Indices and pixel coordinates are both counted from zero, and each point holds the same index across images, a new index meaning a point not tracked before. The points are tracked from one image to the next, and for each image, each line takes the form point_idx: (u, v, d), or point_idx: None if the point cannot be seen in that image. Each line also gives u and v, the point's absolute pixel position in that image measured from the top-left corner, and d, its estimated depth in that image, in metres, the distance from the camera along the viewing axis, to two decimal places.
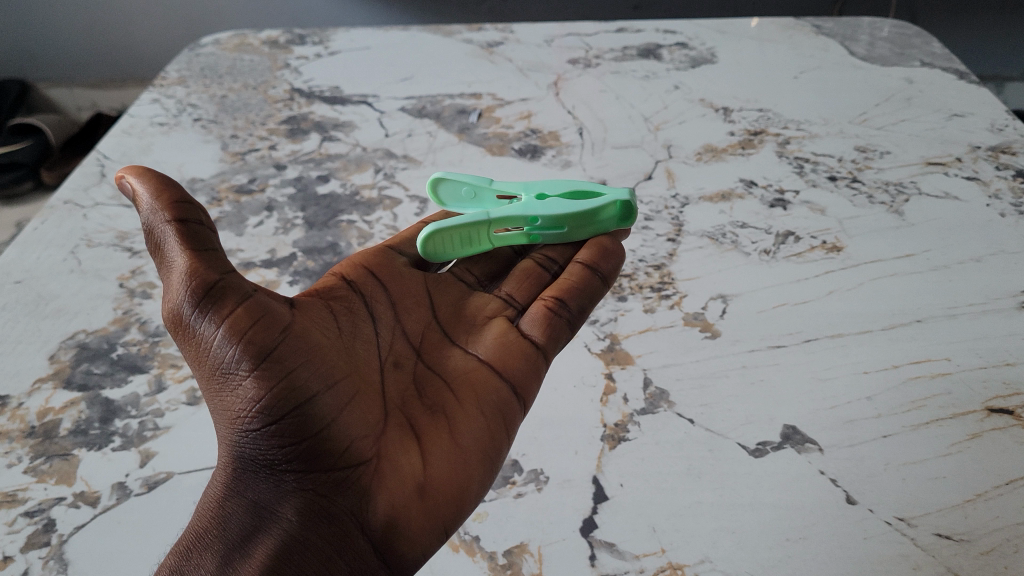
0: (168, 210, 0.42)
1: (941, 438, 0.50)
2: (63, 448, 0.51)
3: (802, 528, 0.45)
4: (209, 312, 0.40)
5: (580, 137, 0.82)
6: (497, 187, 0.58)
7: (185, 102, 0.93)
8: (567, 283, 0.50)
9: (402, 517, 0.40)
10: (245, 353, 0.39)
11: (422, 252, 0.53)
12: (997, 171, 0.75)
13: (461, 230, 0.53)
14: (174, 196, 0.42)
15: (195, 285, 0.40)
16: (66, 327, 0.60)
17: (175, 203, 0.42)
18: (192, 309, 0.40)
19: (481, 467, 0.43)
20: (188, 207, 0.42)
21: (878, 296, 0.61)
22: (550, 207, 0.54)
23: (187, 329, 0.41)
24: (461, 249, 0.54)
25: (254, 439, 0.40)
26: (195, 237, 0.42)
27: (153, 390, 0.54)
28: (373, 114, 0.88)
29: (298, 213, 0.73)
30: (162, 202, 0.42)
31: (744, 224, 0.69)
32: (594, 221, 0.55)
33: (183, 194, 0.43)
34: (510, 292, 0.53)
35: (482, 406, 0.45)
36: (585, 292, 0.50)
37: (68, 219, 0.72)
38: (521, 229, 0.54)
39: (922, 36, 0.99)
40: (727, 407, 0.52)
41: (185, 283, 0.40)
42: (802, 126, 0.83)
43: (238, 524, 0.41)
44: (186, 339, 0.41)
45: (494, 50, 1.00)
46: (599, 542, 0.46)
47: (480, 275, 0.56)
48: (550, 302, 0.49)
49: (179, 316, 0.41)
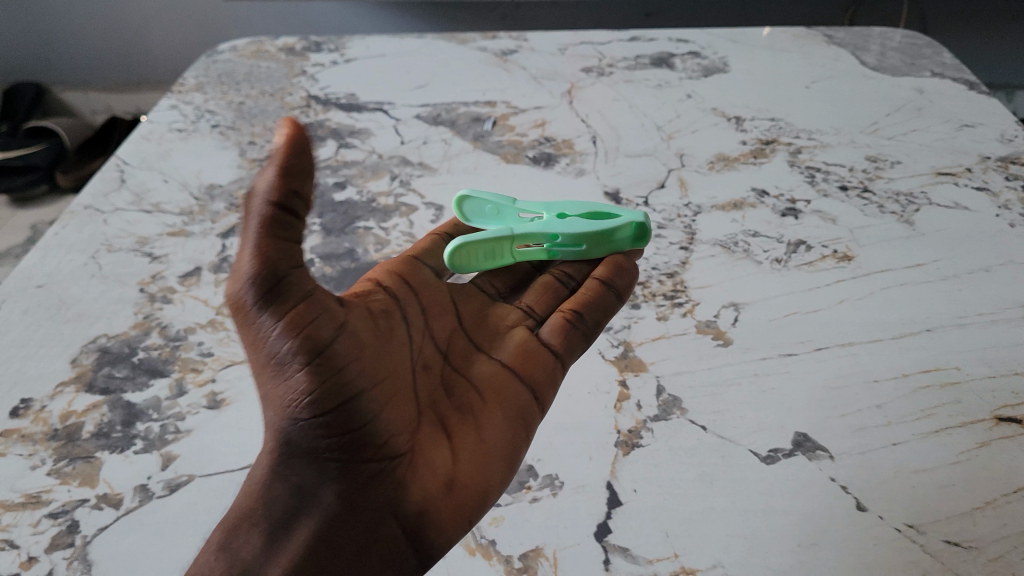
0: (279, 190, 0.38)
1: (951, 446, 0.50)
2: (85, 451, 0.52)
3: (814, 535, 0.46)
4: (272, 304, 0.39)
5: (594, 146, 0.83)
6: (520, 205, 0.59)
7: (203, 108, 0.94)
8: (584, 296, 0.52)
9: (432, 509, 0.42)
10: (301, 347, 0.39)
11: (449, 263, 0.53)
12: (1007, 182, 0.76)
13: (488, 244, 0.53)
14: (293, 181, 0.39)
15: (268, 275, 0.39)
16: (88, 331, 0.61)
17: (288, 187, 0.39)
18: (257, 299, 0.39)
19: (503, 466, 0.44)
20: (299, 197, 0.39)
21: (889, 306, 0.61)
22: (571, 225, 0.55)
23: (249, 314, 0.40)
24: (485, 263, 0.55)
25: (301, 428, 0.40)
26: (288, 230, 0.39)
27: (174, 394, 0.55)
28: (389, 121, 0.89)
29: (316, 219, 0.74)
30: (281, 178, 0.38)
31: (756, 233, 0.70)
32: (610, 241, 0.56)
33: (301, 177, 0.39)
34: (530, 304, 0.54)
35: (505, 408, 0.46)
36: (602, 308, 0.52)
37: (89, 224, 0.74)
38: (542, 245, 0.55)
39: (932, 46, 1.00)
40: (738, 414, 0.53)
41: (257, 267, 0.38)
42: (814, 136, 0.84)
43: (282, 505, 0.41)
44: (246, 324, 0.40)
45: (507, 59, 1.01)
46: (613, 546, 0.46)
47: (502, 287, 0.56)
48: (568, 314, 0.51)
49: (243, 302, 0.39)
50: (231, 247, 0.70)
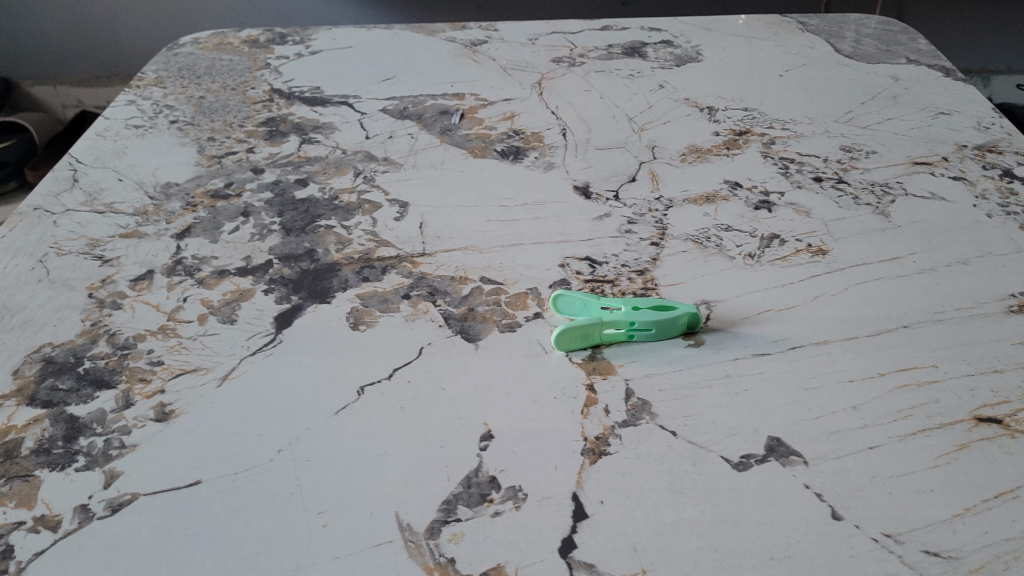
0: (612, 372, 0.55)
1: (928, 450, 0.49)
2: (23, 469, 0.49)
3: (787, 546, 0.44)
4: (564, 395, 0.53)
5: (563, 139, 0.81)
6: (605, 329, 0.57)
7: (162, 103, 0.91)
8: (517, 398, 0.53)
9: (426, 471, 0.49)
10: (533, 408, 0.52)
11: (552, 302, 0.60)
12: (984, 171, 0.74)
13: (585, 313, 0.59)
14: (592, 364, 0.56)
15: (584, 392, 0.53)
16: (31, 340, 0.58)
17: (591, 368, 0.56)
18: (557, 396, 0.53)
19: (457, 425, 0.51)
20: (593, 372, 0.55)
21: (863, 301, 0.60)
22: (646, 311, 0.57)
23: (554, 394, 0.53)
24: (579, 305, 0.59)
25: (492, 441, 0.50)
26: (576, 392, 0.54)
27: (120, 406, 0.53)
28: (353, 116, 0.86)
29: (275, 218, 0.71)
30: (593, 354, 0.57)
31: (728, 226, 0.68)
32: (675, 309, 0.57)
33: (575, 355, 0.57)
34: (507, 359, 0.56)
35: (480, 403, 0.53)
36: (525, 390, 0.54)
37: (38, 226, 0.71)
38: (621, 304, 0.58)
39: (908, 33, 0.98)
40: (711, 419, 0.51)
41: (585, 389, 0.54)
42: (788, 126, 0.82)
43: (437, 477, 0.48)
44: (551, 394, 0.53)
45: (477, 50, 0.98)
46: (579, 563, 0.44)
47: (521, 320, 0.59)
48: (503, 392, 0.53)
49: (557, 393, 0.53)
50: (186, 249, 0.68)
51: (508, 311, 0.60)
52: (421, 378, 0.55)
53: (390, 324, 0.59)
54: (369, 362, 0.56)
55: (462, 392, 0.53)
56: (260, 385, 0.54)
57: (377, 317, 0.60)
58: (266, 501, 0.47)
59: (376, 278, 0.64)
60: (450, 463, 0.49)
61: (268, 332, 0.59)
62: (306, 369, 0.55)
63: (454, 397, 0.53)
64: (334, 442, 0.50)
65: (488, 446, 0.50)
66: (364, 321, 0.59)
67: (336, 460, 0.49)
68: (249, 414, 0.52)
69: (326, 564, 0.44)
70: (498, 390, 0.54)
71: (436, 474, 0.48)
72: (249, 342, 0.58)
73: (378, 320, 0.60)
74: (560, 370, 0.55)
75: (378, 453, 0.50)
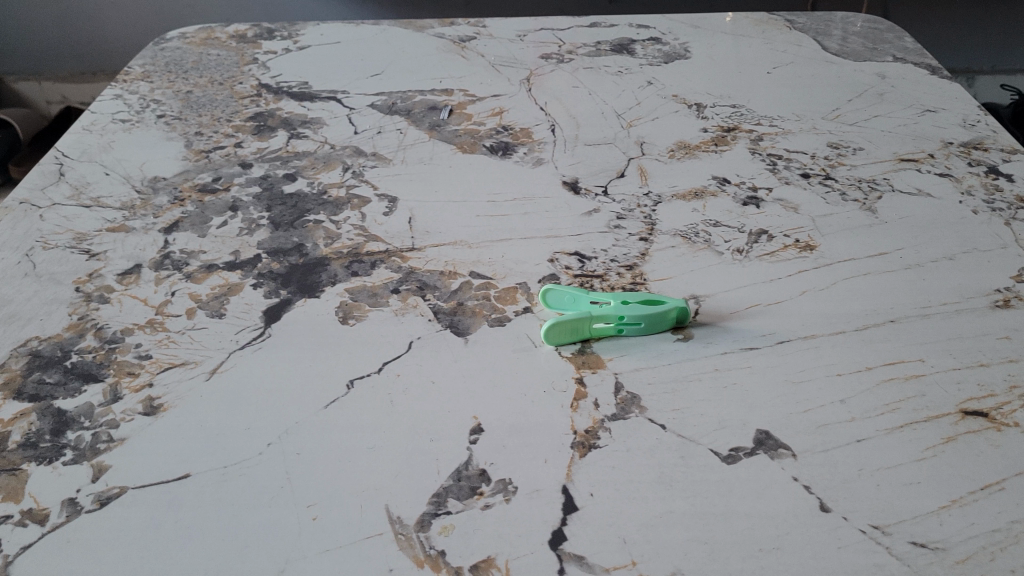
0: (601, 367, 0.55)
1: (915, 442, 0.49)
2: (10, 463, 0.49)
3: (775, 538, 0.44)
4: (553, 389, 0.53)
5: (552, 134, 0.81)
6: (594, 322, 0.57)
7: (149, 97, 0.90)
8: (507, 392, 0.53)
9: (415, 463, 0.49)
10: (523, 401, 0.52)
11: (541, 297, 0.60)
12: (969, 167, 0.75)
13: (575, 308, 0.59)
14: (581, 358, 0.56)
15: (575, 388, 0.53)
16: (18, 333, 0.58)
17: (581, 363, 0.56)
18: (546, 390, 0.53)
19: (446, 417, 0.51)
20: (583, 367, 0.55)
21: (850, 296, 0.60)
22: (635, 306, 0.57)
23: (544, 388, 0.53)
24: (569, 301, 0.59)
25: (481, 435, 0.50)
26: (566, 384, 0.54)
27: (108, 400, 0.53)
28: (342, 111, 0.86)
29: (263, 213, 0.71)
30: (582, 348, 0.57)
31: (716, 222, 0.68)
32: (663, 301, 0.58)
33: (565, 350, 0.57)
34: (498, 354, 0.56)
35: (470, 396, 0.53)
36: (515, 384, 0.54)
37: (24, 220, 0.70)
38: (610, 299, 0.58)
39: (894, 31, 0.99)
40: (700, 412, 0.51)
41: (575, 385, 0.54)
42: (776, 122, 0.82)
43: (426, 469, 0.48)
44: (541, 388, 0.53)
45: (466, 45, 0.98)
46: (568, 555, 0.44)
47: (510, 313, 0.60)
48: (493, 385, 0.54)
49: (546, 387, 0.53)
50: (174, 243, 0.67)
51: (498, 305, 0.60)
52: (411, 371, 0.55)
53: (379, 318, 0.59)
54: (358, 356, 0.56)
55: (453, 386, 0.53)
56: (248, 379, 0.54)
57: (367, 311, 0.60)
58: (255, 494, 0.47)
59: (365, 273, 0.64)
60: (439, 456, 0.49)
61: (256, 325, 0.58)
62: (296, 363, 0.55)
63: (444, 391, 0.53)
64: (323, 435, 0.50)
65: (478, 439, 0.50)
66: (353, 315, 0.59)
67: (327, 453, 0.49)
68: (238, 407, 0.52)
69: (315, 558, 0.44)
70: (489, 383, 0.54)
71: (426, 468, 0.48)
72: (237, 336, 0.57)
73: (367, 314, 0.60)
74: (549, 364, 0.55)
75: (367, 447, 0.49)
